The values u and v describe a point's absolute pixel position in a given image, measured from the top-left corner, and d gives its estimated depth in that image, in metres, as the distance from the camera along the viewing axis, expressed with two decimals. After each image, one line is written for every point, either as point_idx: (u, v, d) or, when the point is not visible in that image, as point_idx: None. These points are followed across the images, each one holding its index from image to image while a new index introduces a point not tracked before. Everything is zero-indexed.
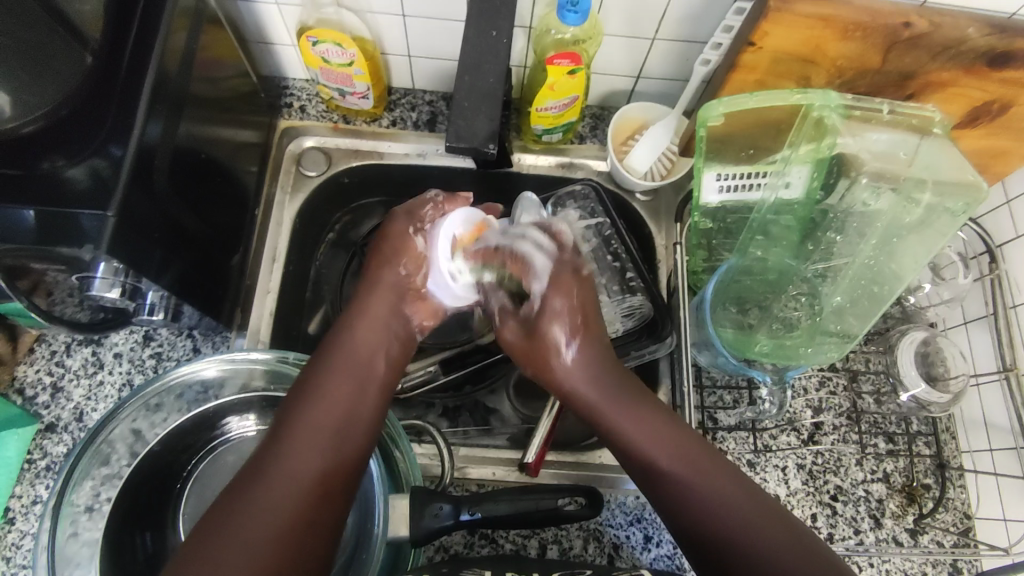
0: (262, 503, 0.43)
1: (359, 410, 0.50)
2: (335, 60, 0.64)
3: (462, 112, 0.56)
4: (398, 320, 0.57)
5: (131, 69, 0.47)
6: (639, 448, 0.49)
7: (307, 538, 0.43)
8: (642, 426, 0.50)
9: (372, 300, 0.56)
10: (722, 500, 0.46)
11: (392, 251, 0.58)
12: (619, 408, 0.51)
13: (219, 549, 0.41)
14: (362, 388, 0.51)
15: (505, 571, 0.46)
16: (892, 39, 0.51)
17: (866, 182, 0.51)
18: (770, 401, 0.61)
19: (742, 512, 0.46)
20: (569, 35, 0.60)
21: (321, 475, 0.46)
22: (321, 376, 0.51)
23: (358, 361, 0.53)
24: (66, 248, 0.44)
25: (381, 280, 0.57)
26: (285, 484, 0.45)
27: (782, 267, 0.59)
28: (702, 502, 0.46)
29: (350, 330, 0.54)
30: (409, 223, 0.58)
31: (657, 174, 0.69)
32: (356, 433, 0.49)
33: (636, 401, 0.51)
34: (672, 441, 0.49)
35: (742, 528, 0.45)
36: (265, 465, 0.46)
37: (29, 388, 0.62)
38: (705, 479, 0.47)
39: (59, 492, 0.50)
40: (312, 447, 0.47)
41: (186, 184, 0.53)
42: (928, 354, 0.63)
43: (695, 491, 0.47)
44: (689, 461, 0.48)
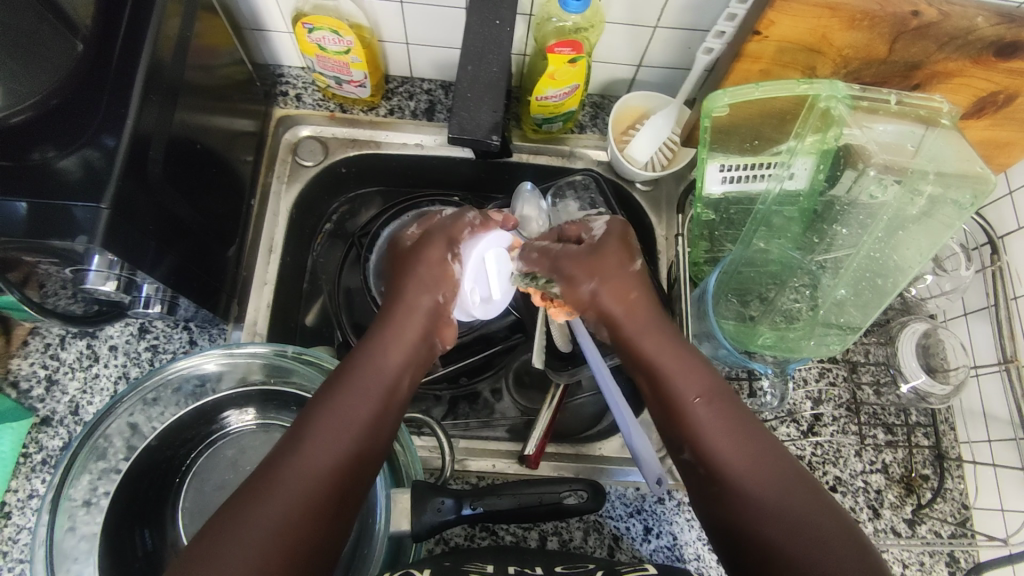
0: (263, 518, 0.41)
1: (381, 436, 0.47)
2: (332, 47, 0.63)
3: (465, 103, 0.55)
4: (428, 344, 0.53)
5: (123, 57, 0.46)
6: (672, 383, 0.48)
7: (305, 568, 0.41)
8: (682, 366, 0.49)
9: (405, 320, 0.52)
10: (749, 455, 0.44)
11: (427, 275, 0.54)
12: (667, 348, 0.50)
13: (216, 562, 0.39)
14: (386, 411, 0.48)
15: (506, 565, 0.46)
16: (899, 28, 0.51)
17: (874, 174, 0.49)
18: (771, 393, 0.63)
19: (762, 469, 0.44)
20: (570, 23, 0.59)
21: (335, 501, 0.43)
22: (344, 386, 0.48)
23: (384, 382, 0.49)
24: (58, 242, 0.43)
25: (417, 305, 0.53)
26: (290, 500, 0.42)
27: (783, 258, 0.58)
28: (722, 451, 0.45)
29: (378, 348, 0.51)
30: (449, 249, 0.55)
31: (657, 165, 0.68)
32: (373, 458, 0.46)
33: (677, 341, 0.50)
34: (707, 384, 0.47)
35: (762, 483, 0.43)
36: (277, 472, 0.43)
37: (23, 381, 0.61)
38: (730, 429, 0.45)
39: (56, 486, 0.49)
40: (326, 467, 0.44)
41: (180, 174, 0.52)
42: (928, 345, 0.63)
43: (717, 436, 0.45)
44: (720, 406, 0.46)
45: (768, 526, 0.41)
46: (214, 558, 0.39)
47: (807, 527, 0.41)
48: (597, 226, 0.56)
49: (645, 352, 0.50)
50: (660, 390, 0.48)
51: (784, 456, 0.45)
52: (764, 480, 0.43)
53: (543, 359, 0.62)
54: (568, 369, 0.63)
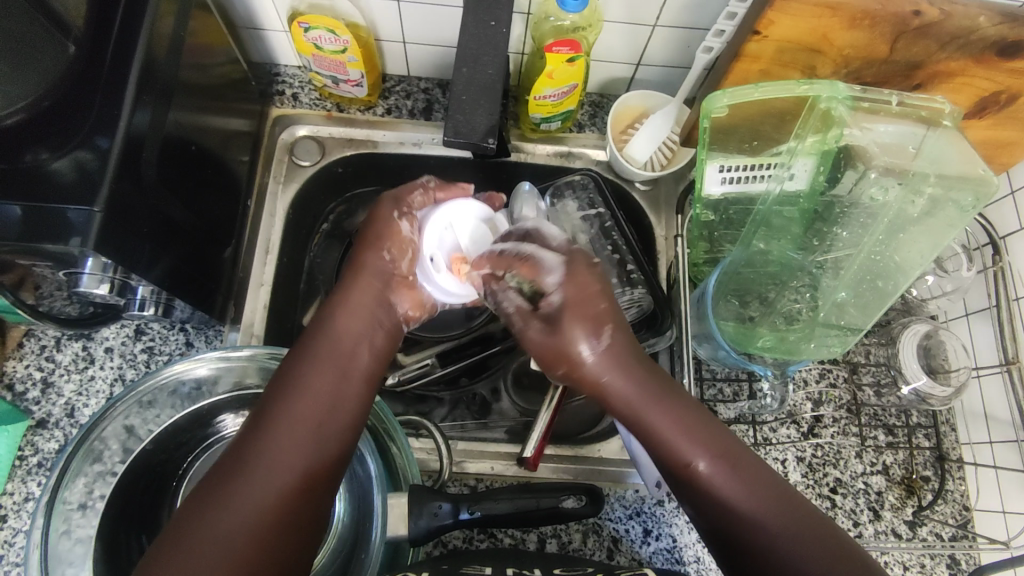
0: (237, 500, 0.43)
1: (342, 403, 0.49)
2: (328, 46, 0.62)
3: (460, 105, 0.54)
4: (386, 308, 0.55)
5: (115, 58, 0.45)
6: (665, 440, 0.47)
7: (280, 543, 0.43)
8: (663, 413, 0.48)
9: (356, 290, 0.54)
10: (755, 496, 0.44)
11: (376, 235, 0.56)
12: (647, 397, 0.48)
13: (190, 542, 0.41)
14: (343, 381, 0.50)
15: (507, 567, 0.46)
16: (901, 27, 0.50)
17: (875, 177, 0.48)
18: (772, 395, 0.62)
19: (774, 518, 0.44)
20: (568, 22, 0.58)
21: (302, 473, 0.45)
22: (303, 364, 0.49)
23: (339, 352, 0.51)
24: (51, 245, 0.42)
25: (366, 265, 0.55)
26: (263, 477, 0.44)
27: (783, 259, 0.57)
28: (733, 504, 0.45)
29: (331, 317, 0.53)
30: (397, 208, 0.56)
31: (656, 164, 0.68)
32: (337, 427, 0.48)
33: (667, 394, 0.49)
34: (705, 436, 0.47)
35: (764, 517, 0.44)
36: (242, 456, 0.45)
37: (19, 384, 0.61)
38: (736, 477, 0.45)
39: (52, 488, 0.48)
40: (295, 442, 0.46)
41: (175, 176, 0.52)
42: (930, 347, 0.63)
43: (726, 490, 0.45)
44: (715, 452, 0.46)
45: (783, 574, 0.42)
46: (185, 547, 0.41)
47: (802, 549, 0.43)
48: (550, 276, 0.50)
49: (638, 413, 0.48)
50: (657, 450, 0.48)
51: (776, 478, 0.46)
52: (775, 517, 0.44)
53: None
54: None
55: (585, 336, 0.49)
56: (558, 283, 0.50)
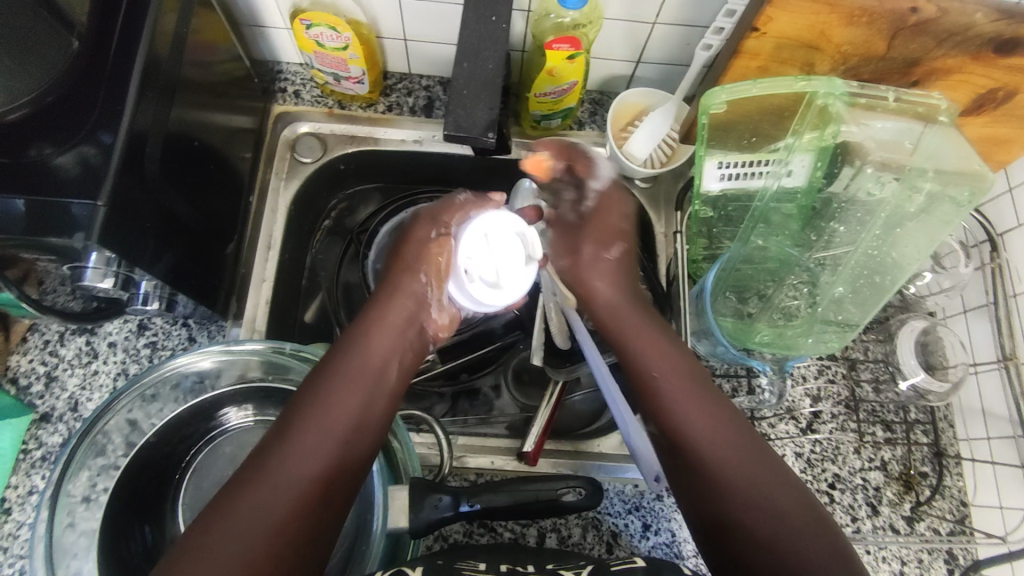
0: (252, 507, 0.42)
1: (366, 421, 0.49)
2: (330, 43, 0.63)
3: (460, 100, 0.54)
4: (415, 329, 0.55)
5: (119, 53, 0.46)
6: (654, 377, 0.52)
7: (292, 551, 0.42)
8: (652, 348, 0.53)
9: (387, 310, 0.54)
10: (718, 439, 0.48)
11: (412, 258, 0.56)
12: (641, 338, 0.54)
13: (201, 552, 0.40)
14: (371, 399, 0.50)
15: (500, 563, 0.47)
16: (898, 25, 0.50)
17: (871, 172, 0.50)
18: (770, 390, 0.64)
19: (711, 424, 0.49)
20: (568, 19, 0.59)
21: (320, 487, 0.45)
22: (332, 380, 0.49)
23: (369, 369, 0.51)
24: (55, 239, 0.43)
25: (402, 288, 0.55)
26: (281, 488, 0.44)
27: (783, 256, 0.57)
28: (682, 416, 0.50)
29: (365, 336, 0.52)
30: (433, 228, 0.57)
31: (656, 162, 0.68)
32: (358, 446, 0.48)
33: (660, 336, 0.54)
34: (687, 379, 0.51)
35: (729, 464, 0.47)
36: (262, 463, 0.45)
37: (23, 378, 0.61)
38: (688, 389, 0.51)
39: (56, 482, 0.49)
40: (315, 454, 0.46)
41: (177, 171, 0.52)
42: (928, 342, 0.64)
43: (678, 404, 0.50)
44: (699, 401, 0.50)
45: (714, 471, 0.47)
46: (201, 552, 0.40)
47: (785, 514, 0.45)
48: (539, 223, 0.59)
49: (623, 339, 0.55)
50: (636, 380, 0.53)
51: (761, 444, 0.49)
52: (740, 468, 0.47)
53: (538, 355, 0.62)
54: (567, 366, 0.64)
55: (593, 246, 0.59)
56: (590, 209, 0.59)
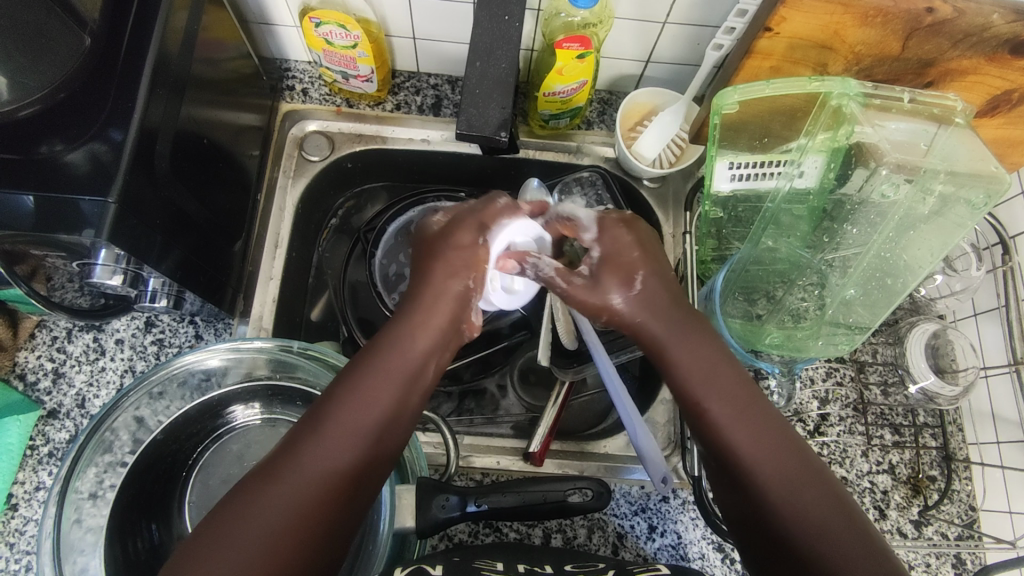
0: (281, 500, 0.41)
1: (400, 417, 0.46)
2: (340, 42, 0.63)
3: (473, 99, 0.54)
4: (455, 328, 0.51)
5: (130, 51, 0.46)
6: (689, 384, 0.48)
7: (318, 544, 0.41)
8: (692, 359, 0.48)
9: (432, 307, 0.50)
10: (762, 446, 0.45)
11: (457, 258, 0.52)
12: (681, 341, 0.49)
13: (228, 539, 0.40)
14: (405, 394, 0.47)
15: (515, 563, 0.46)
16: (913, 25, 0.50)
17: (886, 174, 0.48)
18: (779, 393, 0.63)
19: (768, 459, 0.44)
20: (579, 18, 0.59)
21: (349, 483, 0.43)
22: (362, 374, 0.46)
23: (406, 368, 0.47)
24: (65, 235, 0.43)
25: (448, 288, 0.51)
26: (308, 483, 0.42)
27: (792, 257, 0.57)
28: (737, 443, 0.45)
29: (404, 332, 0.49)
30: (480, 234, 0.53)
31: (664, 162, 0.68)
32: (389, 442, 0.46)
33: (700, 334, 0.49)
34: (725, 386, 0.47)
35: (770, 470, 0.44)
36: (292, 457, 0.43)
37: (30, 374, 0.61)
38: (744, 419, 0.46)
39: (64, 479, 0.49)
40: (344, 450, 0.44)
41: (186, 168, 0.52)
42: (938, 346, 0.63)
43: (731, 428, 0.46)
44: (739, 406, 0.46)
45: (769, 503, 0.43)
46: (228, 536, 0.40)
47: (823, 524, 0.42)
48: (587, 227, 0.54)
49: (664, 346, 0.49)
50: (676, 385, 0.48)
51: (806, 454, 0.45)
52: (784, 479, 0.44)
53: (548, 356, 0.62)
54: (574, 367, 0.63)
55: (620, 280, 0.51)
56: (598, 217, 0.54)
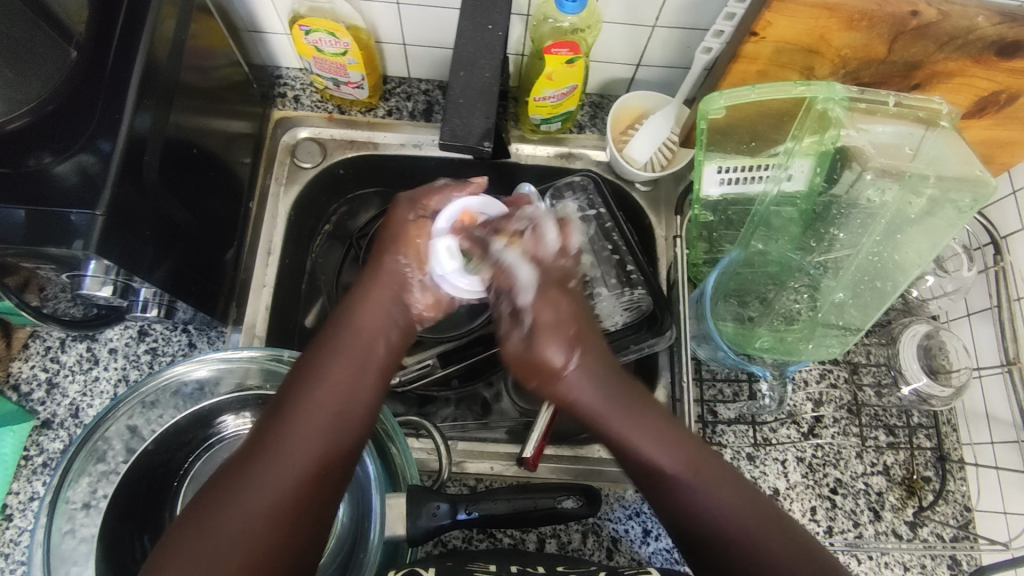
0: (259, 483, 0.43)
1: (359, 393, 0.49)
2: (329, 49, 0.63)
3: (456, 109, 0.54)
4: (400, 306, 0.54)
5: (117, 62, 0.46)
6: (642, 453, 0.47)
7: (299, 520, 0.43)
8: (638, 430, 0.48)
9: (374, 288, 0.53)
10: (723, 506, 0.45)
11: (393, 239, 0.54)
12: (619, 411, 0.49)
13: (212, 527, 0.41)
14: (362, 373, 0.50)
15: (507, 566, 0.46)
16: (899, 28, 0.50)
17: (871, 179, 0.48)
18: (770, 396, 0.62)
19: (729, 518, 0.45)
20: (567, 23, 0.59)
21: (317, 463, 0.45)
22: (323, 357, 0.49)
23: (358, 344, 0.51)
24: (54, 248, 0.43)
25: (382, 267, 0.54)
26: (283, 462, 0.44)
27: (783, 259, 0.57)
28: (698, 508, 0.45)
29: (350, 313, 0.52)
30: (412, 210, 0.55)
31: (656, 165, 0.68)
32: (354, 418, 0.48)
33: (642, 407, 0.49)
34: (681, 453, 0.47)
35: (742, 527, 0.45)
36: (261, 442, 0.45)
37: (24, 384, 0.61)
38: (703, 486, 0.46)
39: (56, 488, 0.49)
40: (312, 426, 0.46)
41: (176, 178, 0.52)
42: (930, 346, 0.62)
43: (692, 494, 0.46)
44: (693, 471, 0.46)
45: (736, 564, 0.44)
46: (208, 525, 0.41)
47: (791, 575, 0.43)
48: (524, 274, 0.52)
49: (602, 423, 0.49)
50: (626, 459, 0.48)
51: (768, 508, 0.46)
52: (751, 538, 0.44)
53: None
54: None
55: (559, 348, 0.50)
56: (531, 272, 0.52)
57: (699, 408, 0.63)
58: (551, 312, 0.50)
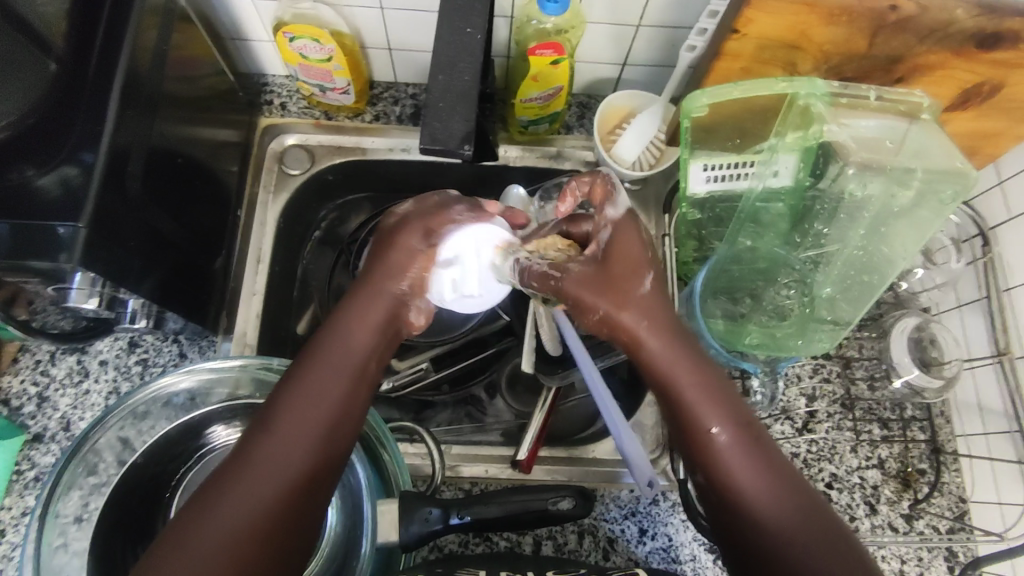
0: (233, 514, 0.42)
1: (346, 422, 0.47)
2: (313, 55, 0.63)
3: (436, 112, 0.53)
4: (394, 326, 0.51)
5: (97, 73, 0.46)
6: (691, 408, 0.43)
7: (270, 555, 0.42)
8: (700, 382, 0.44)
9: (368, 304, 0.50)
10: (768, 483, 0.42)
11: (394, 262, 0.51)
12: (684, 371, 0.44)
13: (181, 556, 0.40)
14: (355, 387, 0.48)
15: (500, 571, 0.46)
16: (879, 22, 0.50)
17: (855, 172, 0.49)
18: (762, 392, 0.63)
19: (776, 494, 0.41)
20: (550, 24, 0.59)
21: (295, 494, 0.43)
22: (309, 376, 0.47)
23: (348, 364, 0.48)
24: (38, 261, 0.43)
25: (381, 287, 0.51)
26: (258, 497, 0.42)
27: (772, 256, 0.58)
28: (743, 483, 0.42)
29: (343, 328, 0.49)
30: (423, 236, 0.52)
31: (645, 164, 0.67)
32: (337, 447, 0.46)
33: (699, 360, 0.45)
34: (730, 412, 0.43)
35: (778, 510, 0.41)
36: (245, 458, 0.44)
37: (14, 399, 0.61)
38: (752, 456, 0.42)
39: (45, 502, 0.49)
40: (292, 459, 0.44)
41: (161, 187, 0.52)
42: (921, 339, 0.63)
43: (737, 463, 0.42)
44: (743, 434, 0.43)
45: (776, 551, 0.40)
46: (187, 538, 0.41)
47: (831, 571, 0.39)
48: (603, 230, 0.49)
49: (661, 369, 0.44)
50: (669, 413, 0.45)
51: (807, 487, 0.43)
52: (792, 518, 0.41)
53: (531, 363, 0.60)
54: (559, 372, 0.62)
55: (640, 270, 0.47)
56: (616, 218, 0.49)
57: None
58: (649, 273, 0.47)
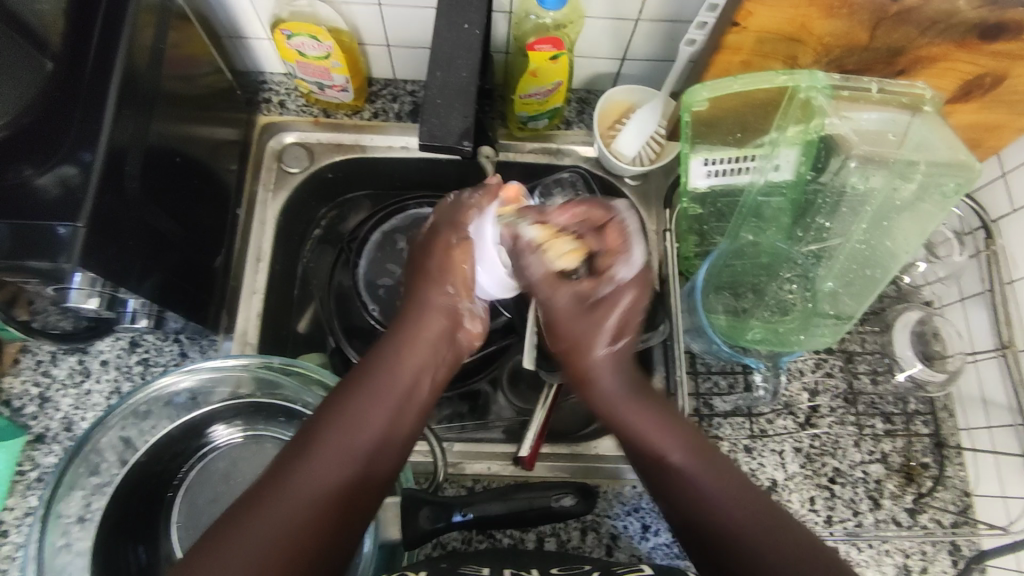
0: (275, 515, 0.43)
1: (394, 436, 0.50)
2: (312, 53, 0.62)
3: (433, 109, 0.53)
4: (447, 344, 0.55)
5: (94, 70, 0.45)
6: (647, 442, 0.51)
7: (309, 555, 0.42)
8: (650, 422, 0.52)
9: (424, 321, 0.55)
10: (727, 493, 0.48)
11: (437, 269, 0.56)
12: (633, 404, 0.52)
13: (224, 552, 0.40)
14: (400, 409, 0.51)
15: (503, 568, 0.46)
16: (880, 15, 0.49)
17: (855, 166, 0.49)
18: (765, 387, 0.62)
19: (734, 504, 0.47)
20: (549, 19, 0.58)
21: (340, 498, 0.45)
22: (360, 395, 0.50)
23: (399, 385, 0.51)
24: (36, 261, 0.42)
25: (430, 301, 0.55)
26: (301, 500, 0.44)
27: (773, 249, 0.58)
28: (701, 492, 0.48)
29: (395, 350, 0.53)
30: (454, 234, 0.56)
31: (645, 159, 0.68)
32: (386, 459, 0.49)
33: (652, 402, 0.53)
34: (683, 441, 0.50)
35: (736, 512, 0.47)
36: (290, 466, 0.45)
37: (16, 399, 0.61)
38: (707, 469, 0.49)
39: (47, 502, 0.48)
40: (339, 464, 0.46)
41: (159, 185, 0.52)
42: (924, 332, 0.63)
43: (697, 475, 0.49)
44: (697, 454, 0.50)
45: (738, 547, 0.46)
46: (218, 549, 0.41)
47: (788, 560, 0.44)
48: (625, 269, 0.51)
49: (614, 411, 0.53)
50: (630, 447, 0.52)
51: (757, 489, 0.49)
52: (751, 521, 0.46)
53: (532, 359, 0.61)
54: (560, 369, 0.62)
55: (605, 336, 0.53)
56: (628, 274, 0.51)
57: (695, 402, 0.63)
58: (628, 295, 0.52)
